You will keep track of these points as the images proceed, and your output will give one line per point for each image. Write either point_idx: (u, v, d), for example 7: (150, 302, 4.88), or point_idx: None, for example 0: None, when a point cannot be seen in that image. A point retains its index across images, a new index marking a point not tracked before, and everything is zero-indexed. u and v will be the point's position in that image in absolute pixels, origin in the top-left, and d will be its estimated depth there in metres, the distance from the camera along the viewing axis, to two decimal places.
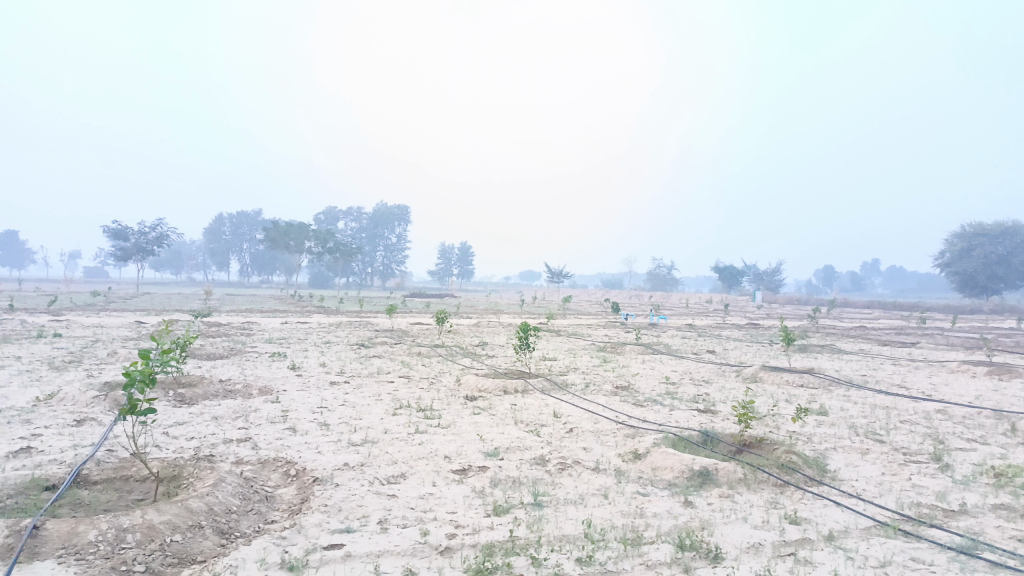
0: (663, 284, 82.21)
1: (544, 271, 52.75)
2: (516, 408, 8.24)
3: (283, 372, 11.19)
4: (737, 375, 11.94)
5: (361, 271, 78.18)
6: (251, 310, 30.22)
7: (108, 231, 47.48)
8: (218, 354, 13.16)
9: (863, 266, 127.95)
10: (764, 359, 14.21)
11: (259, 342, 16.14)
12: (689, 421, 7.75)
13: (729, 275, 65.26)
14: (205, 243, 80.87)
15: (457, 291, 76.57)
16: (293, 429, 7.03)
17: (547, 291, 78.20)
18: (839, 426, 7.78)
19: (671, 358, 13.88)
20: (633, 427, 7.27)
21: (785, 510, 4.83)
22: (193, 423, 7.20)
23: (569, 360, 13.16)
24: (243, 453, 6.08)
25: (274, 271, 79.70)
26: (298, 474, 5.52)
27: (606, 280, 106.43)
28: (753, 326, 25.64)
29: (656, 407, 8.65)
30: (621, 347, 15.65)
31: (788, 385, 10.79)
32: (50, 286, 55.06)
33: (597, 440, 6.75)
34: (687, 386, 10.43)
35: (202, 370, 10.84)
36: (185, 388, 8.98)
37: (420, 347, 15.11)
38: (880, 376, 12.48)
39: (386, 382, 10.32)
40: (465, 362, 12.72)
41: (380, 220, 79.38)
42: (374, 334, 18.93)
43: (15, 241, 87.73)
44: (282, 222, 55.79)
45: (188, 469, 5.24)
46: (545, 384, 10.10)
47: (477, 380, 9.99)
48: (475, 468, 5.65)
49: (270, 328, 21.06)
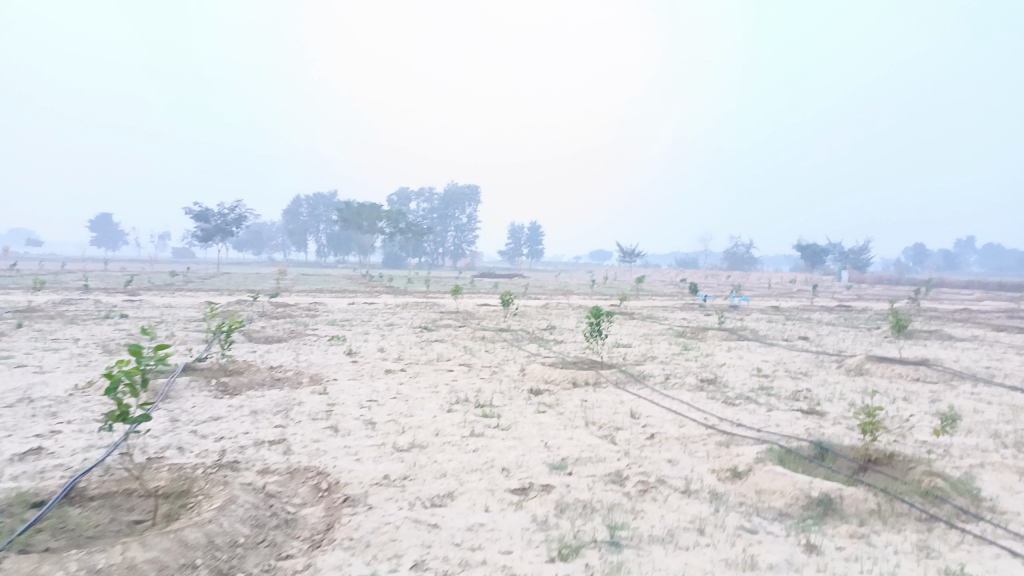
0: (741, 263, 79.18)
1: (616, 250, 50.99)
2: (586, 405, 7.23)
3: (337, 358, 10.46)
4: (837, 367, 10.55)
5: (432, 251, 78.34)
6: (321, 290, 29.99)
7: (190, 212, 48.68)
8: (276, 338, 12.60)
9: (961, 245, 120.29)
10: (869, 348, 12.67)
11: (321, 324, 15.58)
12: (793, 427, 6.55)
13: (812, 254, 61.94)
14: (283, 224, 82.62)
15: (528, 271, 75.61)
16: (335, 428, 6.22)
17: (620, 271, 76.36)
18: (981, 435, 6.43)
19: (759, 346, 12.53)
20: (727, 434, 6.14)
21: (944, 563, 3.66)
22: (227, 420, 6.47)
23: (646, 347, 12.03)
24: (272, 458, 5.28)
25: (348, 251, 80.67)
26: (329, 489, 4.65)
27: (679, 261, 103.46)
28: (845, 309, 23.70)
29: (750, 406, 7.47)
30: (703, 332, 14.37)
31: (901, 381, 9.37)
32: (136, 266, 57.38)
33: (685, 450, 5.66)
34: (783, 380, 9.16)
35: (254, 355, 10.24)
36: (229, 377, 8.33)
37: (485, 332, 14.23)
38: (1009, 369, 10.82)
39: (445, 371, 9.46)
40: (531, 348, 11.73)
41: (451, 200, 79.14)
42: (439, 316, 18.18)
43: (109, 222, 91.92)
44: (355, 203, 56.12)
45: (200, 483, 4.45)
46: (620, 376, 9.02)
47: (544, 370, 9.02)
48: (537, 487, 4.67)
49: (336, 308, 20.64)
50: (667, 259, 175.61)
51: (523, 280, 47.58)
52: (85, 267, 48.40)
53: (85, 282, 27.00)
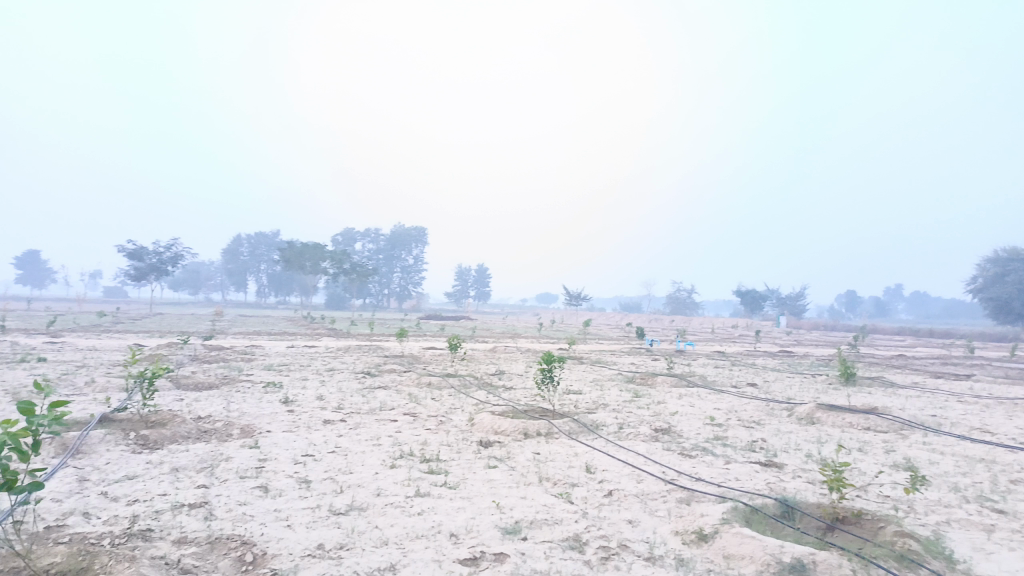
0: (684, 308, 80.62)
1: (562, 293, 51.10)
2: (539, 459, 6.84)
3: (273, 407, 9.82)
4: (789, 416, 10.43)
5: (377, 292, 77.15)
6: (259, 332, 28.85)
7: (123, 250, 46.85)
8: (208, 384, 11.83)
9: (889, 293, 125.42)
10: (817, 395, 12.67)
11: (257, 369, 14.78)
12: (754, 481, 6.28)
13: (751, 299, 63.40)
14: (223, 264, 80.33)
15: (475, 314, 75.11)
16: (265, 488, 5.65)
17: (566, 314, 76.59)
18: (942, 489, 6.27)
19: (710, 393, 12.37)
20: (687, 490, 5.83)
21: None
22: (144, 479, 5.82)
23: (597, 394, 11.72)
24: (192, 524, 4.70)
25: (290, 292, 78.76)
26: (254, 563, 4.11)
27: (623, 305, 104.54)
28: (788, 355, 23.99)
29: (708, 458, 7.20)
30: (653, 378, 14.16)
31: (853, 431, 9.28)
32: (61, 306, 54.59)
33: (645, 510, 5.31)
34: (737, 430, 8.95)
35: (180, 404, 9.50)
36: (151, 429, 7.63)
37: (431, 377, 13.71)
38: (954, 417, 10.90)
39: (388, 421, 8.92)
40: (479, 396, 11.28)
41: (397, 241, 78.46)
42: (382, 360, 17.54)
43: (35, 259, 87.75)
44: (298, 243, 54.91)
45: (102, 558, 3.86)
46: (572, 426, 8.65)
47: (493, 420, 8.58)
48: (489, 556, 4.23)
49: (275, 352, 19.74)
50: (611, 303, 177.72)
51: (468, 322, 47.15)
52: (6, 305, 45.79)
53: (1, 322, 25.29)
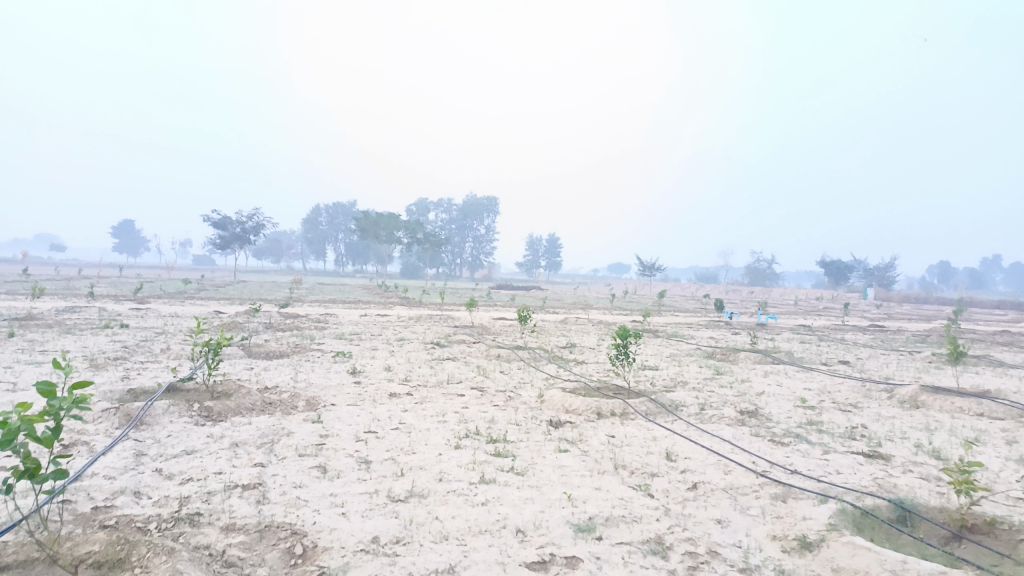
0: (764, 279, 77.79)
1: (635, 263, 50.16)
2: (614, 443, 6.32)
3: (339, 378, 9.64)
4: (889, 398, 9.54)
5: (450, 261, 77.71)
6: (335, 301, 29.19)
7: (208, 219, 48.53)
8: (278, 353, 11.78)
9: (987, 264, 118.18)
10: (919, 375, 11.63)
11: (328, 338, 14.75)
12: (858, 476, 5.59)
13: (836, 270, 60.67)
14: (302, 233, 82.40)
15: (547, 284, 74.62)
16: (323, 468, 5.35)
17: (639, 285, 75.01)
18: None
19: (798, 371, 11.53)
20: (782, 486, 5.20)
21: None
22: (201, 455, 5.61)
23: (675, 370, 11.06)
24: (243, 509, 4.41)
25: (366, 261, 80.19)
26: (303, 556, 3.76)
27: (697, 277, 102.08)
28: (880, 329, 22.52)
29: (803, 447, 6.51)
30: (734, 353, 13.37)
31: (965, 417, 8.35)
32: (151, 273, 57.12)
33: (736, 508, 4.72)
34: (832, 413, 8.19)
35: (247, 374, 9.40)
36: (215, 400, 7.48)
37: (500, 349, 13.32)
38: None
39: (455, 396, 8.56)
40: (549, 370, 10.81)
41: (469, 211, 78.59)
42: (453, 330, 17.28)
43: (129, 228, 92.21)
44: (372, 213, 55.61)
45: (141, 548, 3.58)
46: (650, 406, 8.06)
47: (565, 397, 8.09)
48: (560, 560, 3.76)
49: (348, 320, 19.80)
50: (686, 274, 174.17)
51: (540, 292, 46.87)
52: (103, 273, 48.18)
53: (91, 288, 26.34)
